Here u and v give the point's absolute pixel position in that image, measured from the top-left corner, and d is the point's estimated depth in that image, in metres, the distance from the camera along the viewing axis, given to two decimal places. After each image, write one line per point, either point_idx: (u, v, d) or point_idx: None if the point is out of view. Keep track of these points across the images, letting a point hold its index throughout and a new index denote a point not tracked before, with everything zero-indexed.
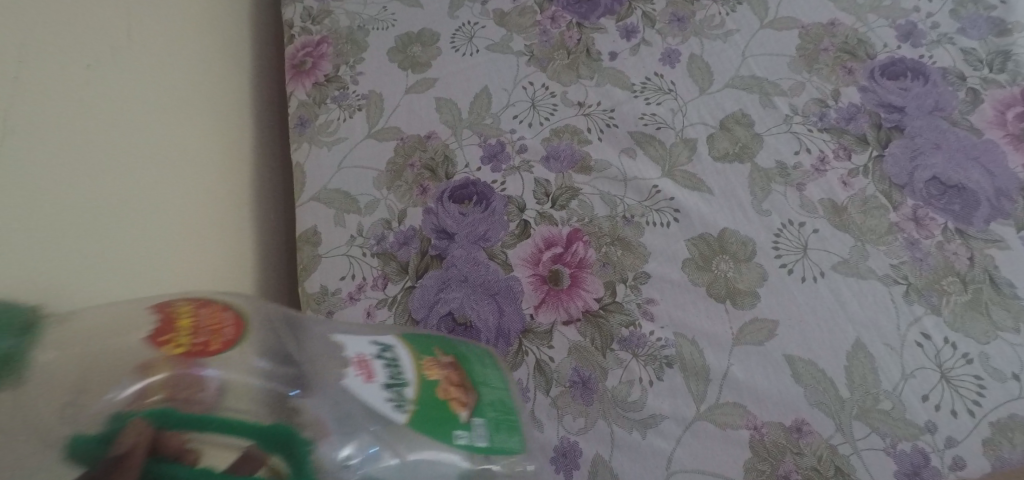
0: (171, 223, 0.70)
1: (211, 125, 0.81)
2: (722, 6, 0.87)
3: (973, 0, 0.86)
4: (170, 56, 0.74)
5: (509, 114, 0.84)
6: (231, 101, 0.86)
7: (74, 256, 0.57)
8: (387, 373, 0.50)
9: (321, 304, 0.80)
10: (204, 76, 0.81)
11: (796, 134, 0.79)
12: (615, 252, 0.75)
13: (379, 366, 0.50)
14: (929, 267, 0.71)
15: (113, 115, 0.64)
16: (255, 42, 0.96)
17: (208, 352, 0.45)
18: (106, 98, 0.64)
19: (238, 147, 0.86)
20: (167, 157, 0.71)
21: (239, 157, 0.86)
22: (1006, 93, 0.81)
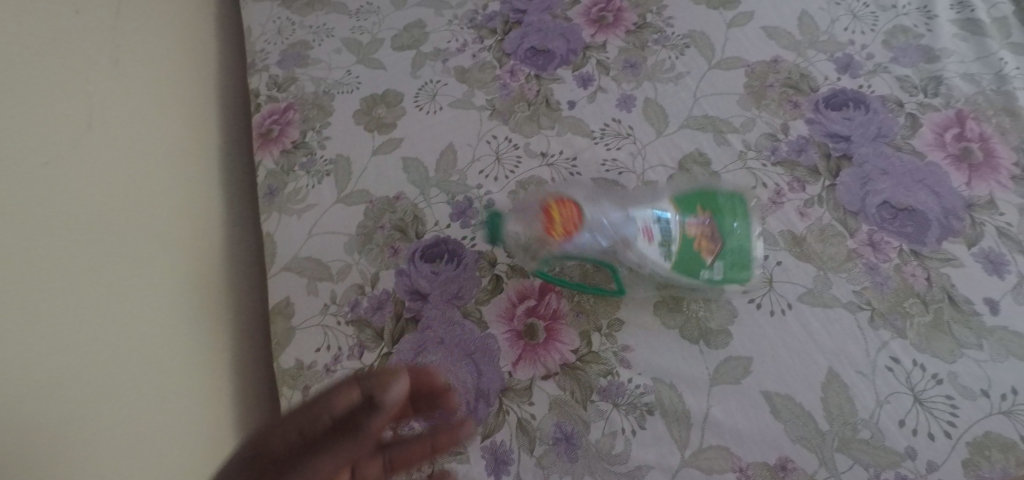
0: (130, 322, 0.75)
1: (167, 226, 0.83)
2: (671, 50, 0.91)
3: (902, 31, 0.90)
4: (113, 169, 0.78)
5: (475, 169, 0.88)
6: (196, 194, 0.90)
7: (70, 356, 0.69)
8: (660, 241, 0.78)
9: (297, 379, 0.81)
10: (162, 181, 0.85)
11: (751, 170, 0.83)
12: (587, 299, 0.78)
13: (654, 232, 0.78)
14: (890, 290, 0.74)
15: (47, 238, 0.69)
16: (221, 126, 1.00)
17: None
18: (66, 207, 0.72)
19: (199, 226, 0.89)
20: (137, 255, 0.78)
21: (202, 252, 0.88)
22: (942, 116, 0.84)
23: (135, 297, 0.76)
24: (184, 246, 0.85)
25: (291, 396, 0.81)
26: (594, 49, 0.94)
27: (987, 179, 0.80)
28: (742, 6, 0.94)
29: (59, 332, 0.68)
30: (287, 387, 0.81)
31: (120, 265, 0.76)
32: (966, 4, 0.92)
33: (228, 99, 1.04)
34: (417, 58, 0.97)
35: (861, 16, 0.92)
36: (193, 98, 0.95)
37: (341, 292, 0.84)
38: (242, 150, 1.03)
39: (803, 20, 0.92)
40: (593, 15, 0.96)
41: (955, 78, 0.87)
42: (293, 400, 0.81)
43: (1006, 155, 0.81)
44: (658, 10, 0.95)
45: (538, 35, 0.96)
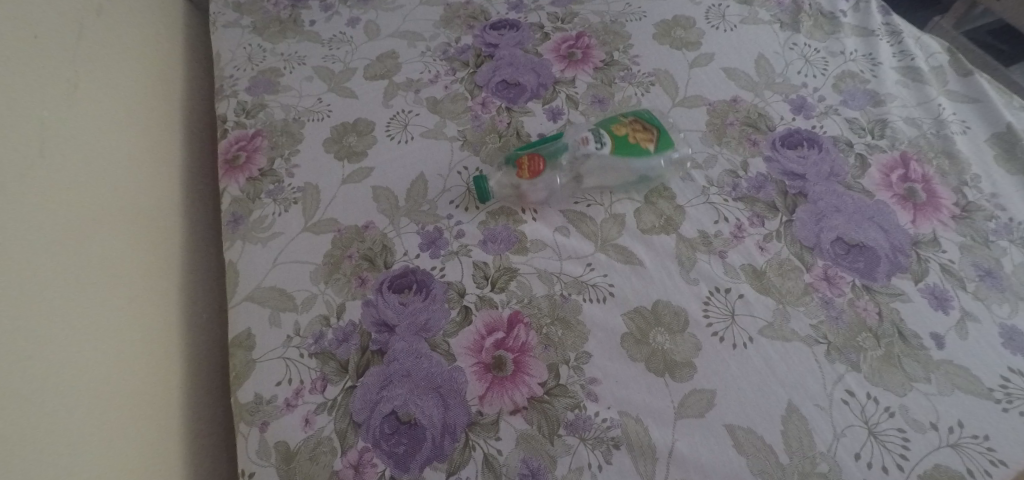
0: (92, 330, 0.75)
1: (131, 239, 0.84)
2: (637, 87, 0.95)
3: (850, 75, 0.96)
4: (82, 178, 0.79)
5: (445, 199, 0.89)
6: (151, 219, 0.89)
7: (45, 358, 0.69)
8: (596, 142, 0.85)
9: (256, 414, 0.79)
10: (128, 191, 0.86)
11: (713, 205, 0.85)
12: (555, 332, 0.79)
13: (590, 137, 0.86)
14: (845, 324, 0.77)
15: (17, 244, 0.69)
16: (186, 145, 1.01)
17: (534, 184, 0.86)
18: (36, 210, 0.72)
19: (164, 239, 0.90)
20: (103, 265, 0.79)
21: (166, 268, 0.88)
22: (888, 156, 0.89)
23: (99, 306, 0.76)
24: (138, 270, 0.84)
25: (247, 432, 0.78)
26: (563, 83, 0.97)
27: (930, 217, 0.84)
28: (703, 48, 0.98)
29: (31, 338, 0.68)
30: (244, 423, 0.79)
31: (82, 277, 0.76)
32: (907, 52, 0.98)
33: (191, 129, 1.04)
34: (389, 87, 0.99)
35: (813, 61, 0.97)
36: (161, 117, 0.97)
37: (306, 323, 0.83)
38: (204, 176, 1.03)
39: (759, 62, 0.97)
40: (562, 51, 1.00)
41: (899, 121, 0.92)
42: (250, 436, 0.78)
43: (947, 195, 0.86)
44: (625, 49, 0.99)
45: (509, 69, 0.99)
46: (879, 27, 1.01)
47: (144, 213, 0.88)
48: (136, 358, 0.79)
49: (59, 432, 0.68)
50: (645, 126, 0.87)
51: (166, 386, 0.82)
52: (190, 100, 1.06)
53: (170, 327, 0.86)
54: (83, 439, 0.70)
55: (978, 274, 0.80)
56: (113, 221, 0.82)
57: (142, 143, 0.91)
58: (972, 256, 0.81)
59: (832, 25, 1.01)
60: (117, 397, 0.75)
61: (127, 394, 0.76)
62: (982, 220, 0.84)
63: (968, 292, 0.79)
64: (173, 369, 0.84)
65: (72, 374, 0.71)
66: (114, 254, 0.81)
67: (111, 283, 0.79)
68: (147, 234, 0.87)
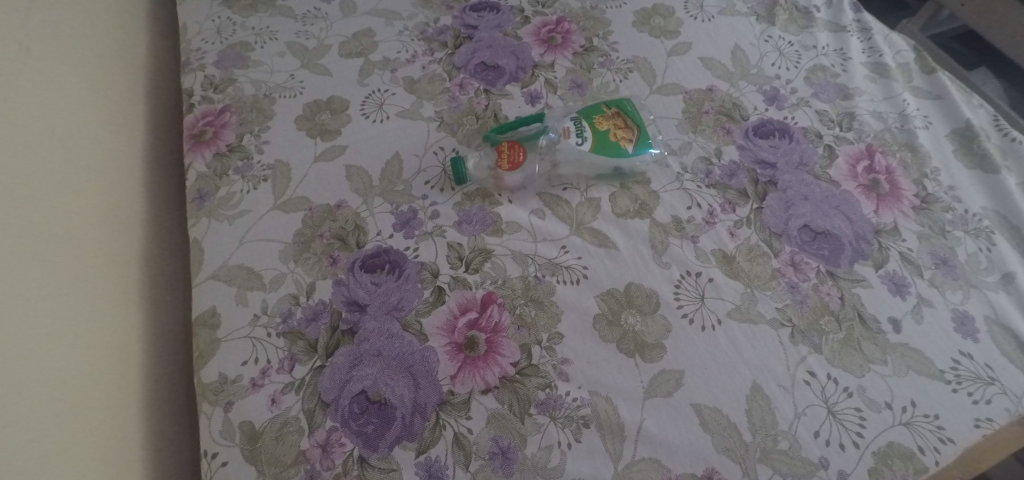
0: (51, 303, 0.73)
1: (90, 210, 0.82)
2: (616, 74, 0.99)
3: (822, 69, 1.00)
4: (39, 146, 0.77)
5: (420, 180, 0.91)
6: (111, 196, 0.87)
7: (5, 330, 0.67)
8: (577, 134, 0.89)
9: (219, 394, 0.78)
10: (86, 162, 0.84)
11: (687, 191, 0.89)
12: (529, 312, 0.80)
13: (572, 129, 0.89)
14: (809, 307, 0.80)
15: None
16: (149, 114, 0.99)
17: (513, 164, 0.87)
18: None
19: (123, 211, 0.88)
20: (60, 236, 0.77)
21: (125, 239, 0.87)
22: (855, 148, 0.93)
23: (57, 278, 0.75)
24: (96, 249, 0.81)
25: (210, 412, 0.77)
26: (543, 67, 1.00)
27: (892, 207, 0.88)
28: (681, 37, 1.02)
29: None
30: (207, 403, 0.77)
31: (39, 249, 0.74)
32: (876, 49, 1.02)
33: (154, 104, 1.01)
34: (366, 65, 1.00)
35: (786, 53, 1.01)
36: (123, 85, 0.95)
37: (273, 302, 0.82)
38: (171, 152, 1.01)
39: (735, 53, 1.01)
40: (542, 35, 1.03)
41: (866, 115, 0.96)
42: (213, 417, 0.77)
43: (908, 187, 0.89)
44: (604, 35, 1.03)
45: (489, 51, 1.02)
46: (850, 23, 1.05)
47: (103, 184, 0.86)
48: (96, 330, 0.78)
49: (20, 405, 0.67)
50: (625, 119, 0.90)
51: (127, 359, 0.81)
52: (156, 72, 1.04)
53: (130, 300, 0.84)
54: (42, 412, 0.69)
55: (934, 262, 0.84)
56: (71, 197, 0.80)
57: (101, 113, 0.89)
58: (929, 245, 0.85)
59: (806, 19, 1.05)
60: (74, 377, 0.73)
61: (86, 367, 0.75)
62: (939, 211, 0.88)
63: (924, 279, 0.82)
64: (133, 341, 0.83)
65: (32, 346, 0.70)
66: (71, 226, 0.79)
67: (68, 254, 0.77)
68: (107, 206, 0.85)
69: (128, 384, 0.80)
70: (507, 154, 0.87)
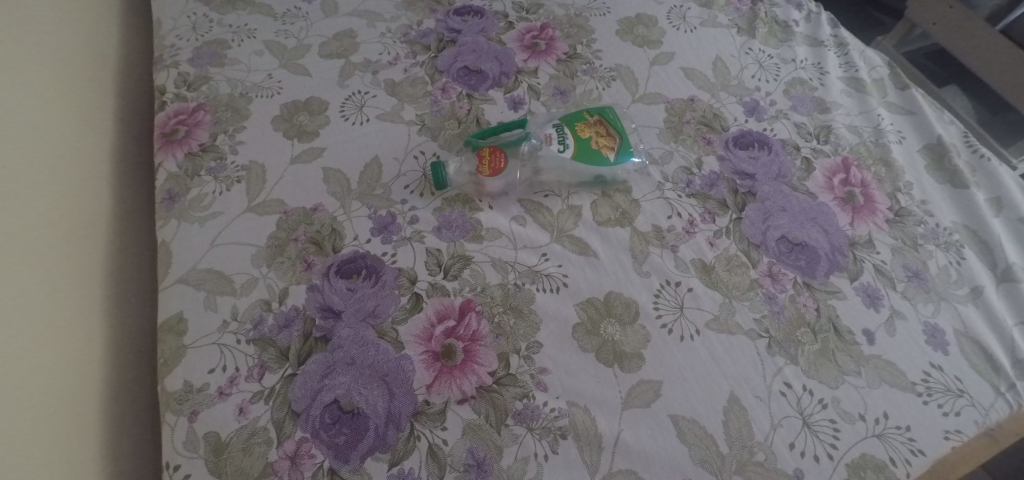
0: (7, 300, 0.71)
1: (51, 205, 0.80)
2: (599, 81, 1.00)
3: (800, 82, 1.01)
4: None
5: (400, 184, 0.90)
6: (74, 196, 0.83)
7: None
8: (559, 141, 0.88)
9: (184, 403, 0.75)
10: (49, 156, 0.81)
11: (668, 200, 0.90)
12: (507, 321, 0.80)
13: (554, 136, 0.89)
14: (786, 318, 0.81)
15: None
16: (120, 110, 0.96)
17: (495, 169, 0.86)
18: None
19: (87, 209, 0.85)
20: (18, 232, 0.74)
21: (89, 238, 0.84)
22: (831, 161, 0.94)
23: (14, 275, 0.72)
24: (57, 246, 0.79)
25: (174, 422, 0.74)
26: (526, 73, 1.01)
27: (867, 220, 0.89)
28: (664, 46, 1.04)
29: None
30: (171, 413, 0.75)
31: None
32: (852, 64, 1.04)
33: (125, 100, 0.98)
34: (346, 67, 1.01)
35: (766, 66, 1.03)
36: (92, 79, 0.92)
37: (244, 307, 0.80)
38: (144, 148, 0.98)
39: (716, 64, 1.02)
40: (526, 41, 1.04)
41: (842, 128, 0.97)
42: (176, 427, 0.74)
43: (883, 200, 0.91)
44: (588, 43, 1.04)
45: (472, 56, 1.02)
46: (828, 38, 1.07)
47: (66, 179, 0.83)
48: (55, 331, 0.75)
49: None
50: (608, 127, 0.90)
51: (87, 361, 0.78)
52: (129, 67, 1.02)
53: (92, 301, 0.81)
54: None
55: (907, 275, 0.85)
56: (31, 194, 0.77)
57: (68, 106, 0.86)
58: (902, 258, 0.86)
59: (785, 33, 1.07)
60: (28, 381, 0.70)
61: (42, 368, 0.72)
62: (912, 224, 0.89)
63: (897, 292, 0.84)
64: (95, 344, 0.79)
65: None
66: (31, 222, 0.76)
67: (26, 251, 0.75)
68: (70, 202, 0.83)
69: (88, 388, 0.77)
70: (488, 159, 0.87)
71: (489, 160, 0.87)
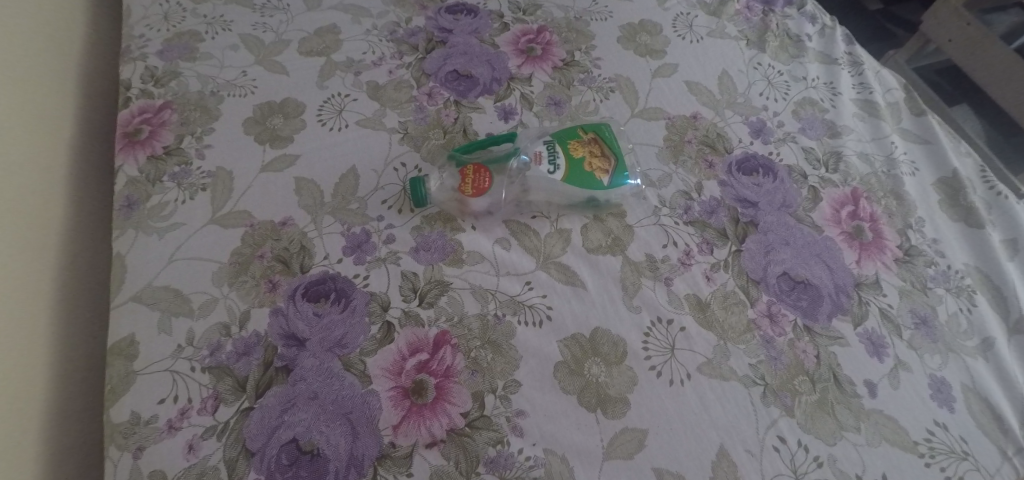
0: None
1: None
2: (596, 93, 0.94)
3: (810, 103, 0.95)
4: None
5: (377, 198, 0.84)
6: (24, 198, 0.77)
7: None
8: (549, 161, 0.82)
9: (129, 437, 0.70)
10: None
11: (664, 227, 0.84)
12: (485, 356, 0.75)
13: (543, 155, 0.82)
14: (783, 365, 0.76)
15: None
16: (81, 103, 0.89)
17: (479, 188, 0.80)
18: None
19: (39, 211, 0.79)
20: None
21: (39, 243, 0.78)
22: (840, 191, 0.88)
23: None
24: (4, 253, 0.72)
25: (117, 458, 0.70)
26: (519, 80, 0.94)
27: (874, 258, 0.83)
28: (667, 57, 0.97)
29: None
30: (115, 447, 0.70)
31: None
32: (867, 85, 0.98)
33: (88, 91, 0.92)
34: (327, 66, 0.94)
35: (775, 83, 0.96)
36: (52, 68, 0.86)
37: (200, 331, 0.75)
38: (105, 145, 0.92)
39: (722, 79, 0.96)
40: (521, 45, 0.97)
41: (852, 156, 0.91)
42: (120, 463, 0.69)
43: (892, 237, 0.85)
44: (587, 49, 0.97)
45: (462, 59, 0.96)
46: (842, 56, 1.00)
47: (17, 178, 0.76)
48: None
49: None
50: (602, 146, 0.83)
51: (30, 381, 0.72)
52: (95, 55, 0.95)
53: (40, 313, 0.75)
54: None
55: (914, 322, 0.80)
56: None
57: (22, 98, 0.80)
58: (910, 302, 0.81)
59: (797, 48, 1.00)
60: None
61: None
62: (921, 265, 0.84)
63: (903, 340, 0.79)
64: (39, 361, 0.74)
65: None
66: None
67: None
68: (20, 205, 0.76)
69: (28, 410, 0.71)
70: (472, 177, 0.80)
71: (473, 176, 0.80)
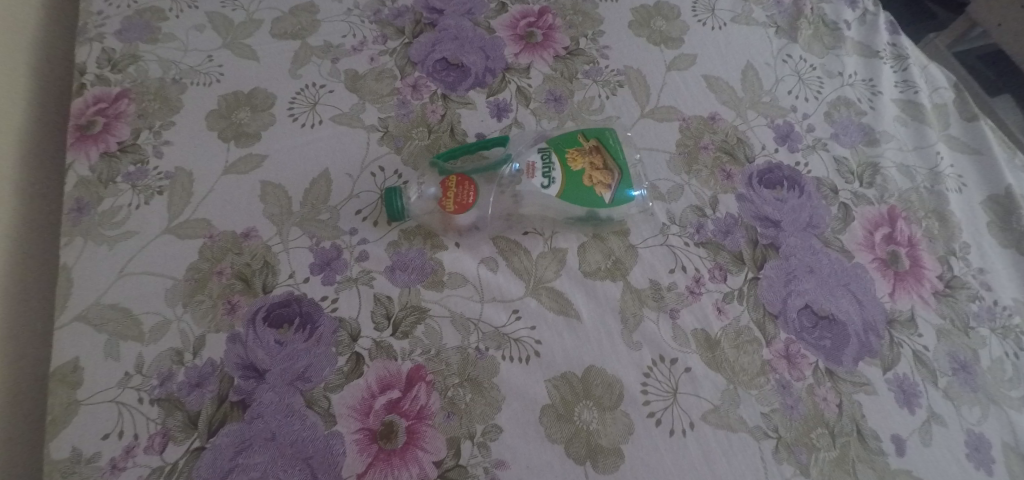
0: None
1: None
2: (602, 87, 0.83)
3: (846, 103, 0.84)
4: None
5: (350, 208, 0.75)
6: None
7: None
8: (543, 174, 0.72)
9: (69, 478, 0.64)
10: None
11: (672, 249, 0.74)
12: (463, 396, 0.67)
13: (537, 166, 0.72)
14: (799, 415, 0.68)
15: None
16: (34, 82, 0.79)
17: (462, 204, 0.71)
18: None
19: None
20: None
21: None
22: (875, 211, 0.78)
23: None
24: None
25: None
26: (516, 71, 0.84)
27: (911, 291, 0.74)
28: (685, 47, 0.85)
29: None
30: None
31: None
32: (911, 83, 0.86)
33: (45, 71, 0.81)
34: (301, 51, 0.84)
35: (807, 80, 0.84)
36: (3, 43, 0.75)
37: (151, 358, 0.68)
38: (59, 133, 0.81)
39: (747, 74, 0.84)
40: (519, 30, 0.86)
41: (892, 168, 0.80)
42: None
43: (932, 265, 0.76)
44: (594, 36, 0.86)
45: (452, 45, 0.85)
46: (884, 48, 0.88)
47: None
48: None
49: None
50: (605, 156, 0.73)
51: None
52: (55, 30, 0.84)
53: None
54: None
55: (952, 368, 0.71)
56: None
57: None
58: (948, 344, 0.72)
59: (834, 37, 0.88)
60: None
61: None
62: (964, 300, 0.75)
63: (938, 389, 0.70)
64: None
65: None
66: None
67: None
68: None
69: None
70: (454, 191, 0.71)
71: (456, 189, 0.71)
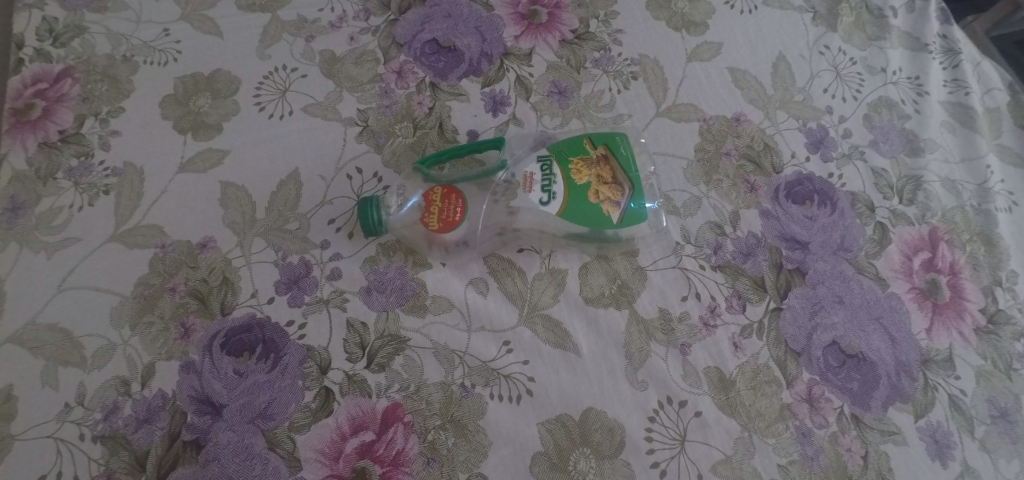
0: None
1: None
2: (614, 79, 0.73)
3: (887, 104, 0.74)
4: None
5: (322, 216, 0.66)
6: None
7: None
8: (542, 187, 0.63)
9: None
10: None
11: (686, 273, 0.65)
12: (446, 440, 0.60)
13: (536, 178, 0.63)
14: (820, 468, 0.61)
15: None
16: None
17: (450, 221, 0.62)
18: None
19: None
20: None
21: None
22: (915, 233, 0.69)
23: None
24: None
25: None
26: (516, 56, 0.73)
27: (949, 326, 0.67)
28: (709, 34, 0.75)
29: None
30: None
31: None
32: (962, 82, 0.76)
33: None
34: (272, 26, 0.73)
35: (845, 76, 0.75)
36: None
37: (94, 389, 0.60)
38: None
39: (778, 67, 0.74)
40: (521, 7, 0.75)
41: (935, 183, 0.72)
42: None
43: (974, 297, 0.68)
44: (607, 17, 0.75)
45: (444, 24, 0.74)
46: (933, 40, 0.78)
47: None
48: None
49: None
50: (614, 167, 0.63)
51: None
52: None
53: None
54: None
55: (991, 415, 0.65)
56: None
57: None
58: (988, 388, 0.66)
59: (877, 26, 0.77)
60: None
61: None
62: (1009, 339, 0.68)
63: (974, 440, 0.64)
64: None
65: None
66: None
67: None
68: None
69: None
70: (438, 206, 0.62)
71: (440, 201, 0.62)
